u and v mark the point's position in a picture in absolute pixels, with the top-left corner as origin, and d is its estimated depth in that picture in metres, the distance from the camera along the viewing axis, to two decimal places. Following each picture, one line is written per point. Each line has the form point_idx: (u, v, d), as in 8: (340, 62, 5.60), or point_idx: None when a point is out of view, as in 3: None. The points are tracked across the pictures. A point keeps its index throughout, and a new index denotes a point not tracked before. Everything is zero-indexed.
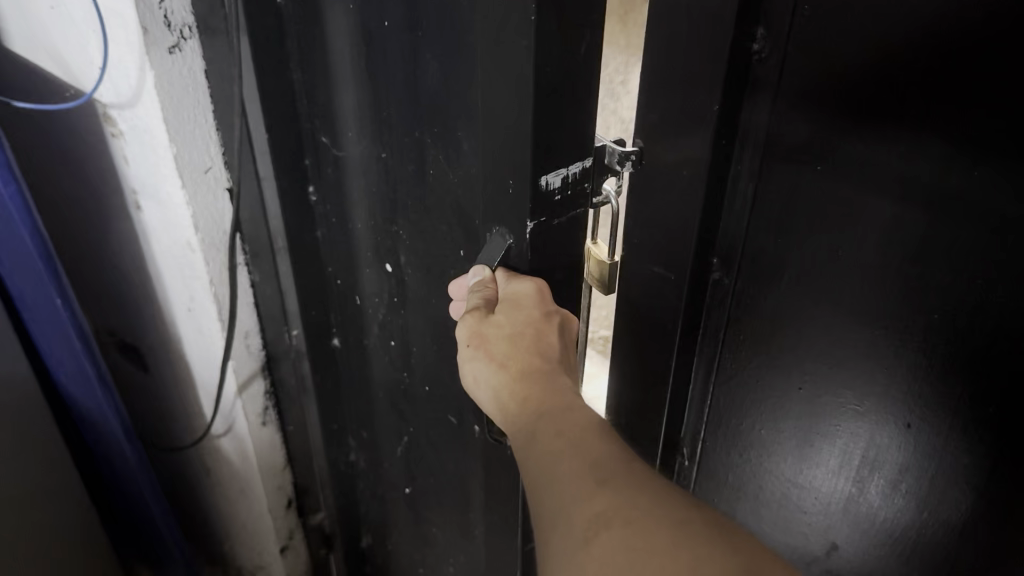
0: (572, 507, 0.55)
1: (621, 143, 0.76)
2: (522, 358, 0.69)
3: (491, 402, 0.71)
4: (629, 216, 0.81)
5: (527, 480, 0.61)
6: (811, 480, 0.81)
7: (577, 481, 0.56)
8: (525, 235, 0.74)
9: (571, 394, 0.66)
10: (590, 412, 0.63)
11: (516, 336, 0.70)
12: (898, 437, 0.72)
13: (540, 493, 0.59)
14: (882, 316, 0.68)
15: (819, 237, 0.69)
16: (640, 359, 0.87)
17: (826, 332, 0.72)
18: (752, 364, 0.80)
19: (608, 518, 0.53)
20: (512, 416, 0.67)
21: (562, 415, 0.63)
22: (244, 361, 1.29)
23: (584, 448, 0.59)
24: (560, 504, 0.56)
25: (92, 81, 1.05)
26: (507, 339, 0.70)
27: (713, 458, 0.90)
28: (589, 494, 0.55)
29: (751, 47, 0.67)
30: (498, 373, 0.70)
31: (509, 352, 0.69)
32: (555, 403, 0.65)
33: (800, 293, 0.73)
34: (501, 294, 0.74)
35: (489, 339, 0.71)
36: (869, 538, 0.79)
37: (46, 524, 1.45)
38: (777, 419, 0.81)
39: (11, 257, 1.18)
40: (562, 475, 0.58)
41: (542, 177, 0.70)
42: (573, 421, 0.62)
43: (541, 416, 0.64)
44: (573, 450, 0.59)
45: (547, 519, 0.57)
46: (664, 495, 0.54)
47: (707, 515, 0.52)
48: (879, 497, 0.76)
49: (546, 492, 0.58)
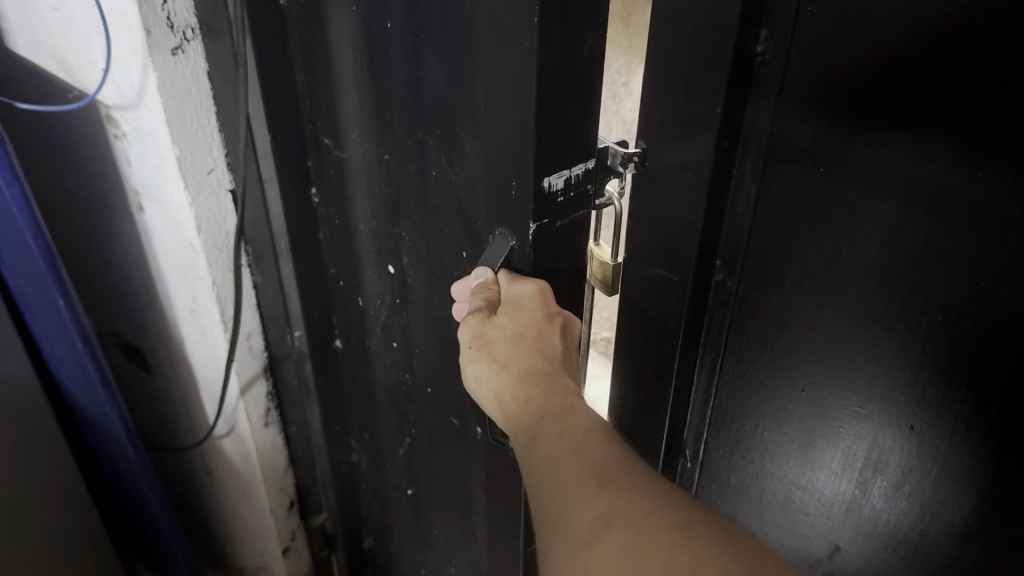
0: (573, 508, 0.55)
1: (624, 144, 0.76)
2: (523, 359, 0.69)
3: (493, 403, 0.71)
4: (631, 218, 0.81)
5: (528, 481, 0.61)
6: (814, 482, 0.81)
7: (578, 483, 0.56)
8: (529, 236, 0.74)
9: (573, 395, 0.66)
10: (592, 414, 0.63)
11: (518, 337, 0.70)
12: (902, 439, 0.72)
13: (541, 494, 0.59)
14: (886, 319, 0.68)
15: (822, 239, 0.69)
16: (643, 361, 0.87)
17: (830, 334, 0.72)
18: (755, 365, 0.80)
19: (609, 519, 0.53)
20: (514, 417, 0.67)
21: (563, 416, 0.63)
22: (247, 362, 1.27)
23: (586, 449, 0.59)
24: (561, 505, 0.56)
25: (95, 83, 1.05)
26: (509, 340, 0.70)
27: (715, 460, 0.90)
28: (590, 496, 0.55)
29: (755, 48, 0.67)
30: (499, 374, 0.70)
31: (511, 354, 0.70)
32: (557, 404, 0.65)
33: (803, 294, 0.72)
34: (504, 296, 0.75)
35: (491, 340, 0.71)
36: (872, 541, 0.79)
37: (50, 525, 1.45)
38: (780, 421, 0.81)
39: (14, 259, 1.18)
40: (563, 477, 0.58)
41: (546, 179, 0.70)
42: (574, 423, 0.62)
43: (543, 417, 0.64)
44: (573, 452, 0.59)
45: (548, 521, 0.57)
46: (665, 497, 0.54)
47: (708, 516, 0.52)
48: (882, 499, 0.76)
49: (547, 494, 0.58)
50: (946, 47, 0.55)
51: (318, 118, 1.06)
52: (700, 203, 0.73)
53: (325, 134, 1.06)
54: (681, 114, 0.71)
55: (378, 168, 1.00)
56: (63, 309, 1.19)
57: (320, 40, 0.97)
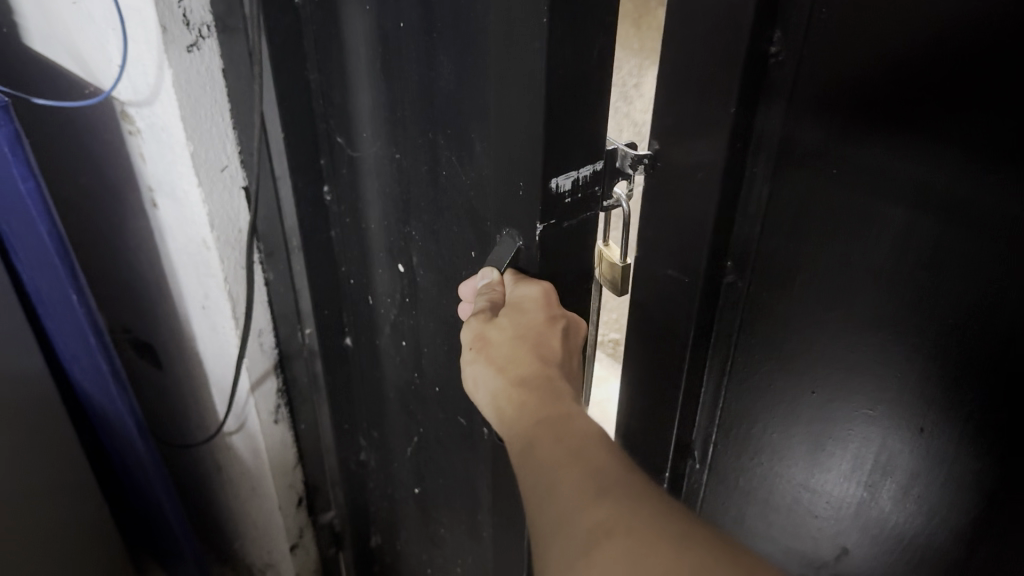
0: (571, 516, 0.55)
1: (634, 146, 0.76)
2: (523, 361, 0.69)
3: (488, 404, 0.70)
4: (643, 219, 0.82)
5: (523, 489, 0.61)
6: (823, 484, 0.81)
7: (576, 492, 0.56)
8: (536, 236, 0.74)
9: (572, 403, 0.65)
10: (589, 422, 0.63)
11: (518, 341, 0.70)
12: (910, 443, 0.72)
13: (535, 505, 0.59)
14: (896, 322, 0.68)
15: (834, 242, 0.69)
16: (653, 361, 0.87)
17: (841, 337, 0.72)
18: (764, 368, 0.80)
19: (609, 528, 0.53)
20: (508, 421, 0.66)
21: (561, 423, 0.63)
22: (257, 359, 1.28)
23: (585, 454, 0.59)
24: (557, 515, 0.56)
25: (111, 79, 1.06)
26: (509, 344, 0.70)
27: (723, 463, 0.90)
28: (588, 504, 0.55)
29: (768, 49, 0.67)
30: (497, 377, 0.69)
31: (511, 356, 0.69)
32: (557, 409, 0.64)
33: (813, 297, 0.73)
34: (508, 300, 0.75)
35: (492, 342, 0.71)
36: (879, 544, 0.79)
37: (59, 519, 1.46)
38: (789, 424, 0.81)
39: (29, 254, 1.19)
40: (562, 481, 0.58)
41: (553, 180, 0.71)
42: (573, 432, 0.62)
43: (542, 422, 0.63)
44: (572, 459, 0.59)
45: (543, 532, 0.57)
46: (662, 509, 0.54)
47: (705, 528, 0.52)
48: (890, 502, 0.76)
49: (543, 503, 0.58)
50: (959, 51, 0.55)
51: (329, 118, 1.07)
52: (712, 205, 0.73)
53: (337, 132, 1.07)
54: (694, 116, 0.72)
55: (389, 168, 1.00)
56: (78, 307, 1.20)
57: (332, 40, 0.98)
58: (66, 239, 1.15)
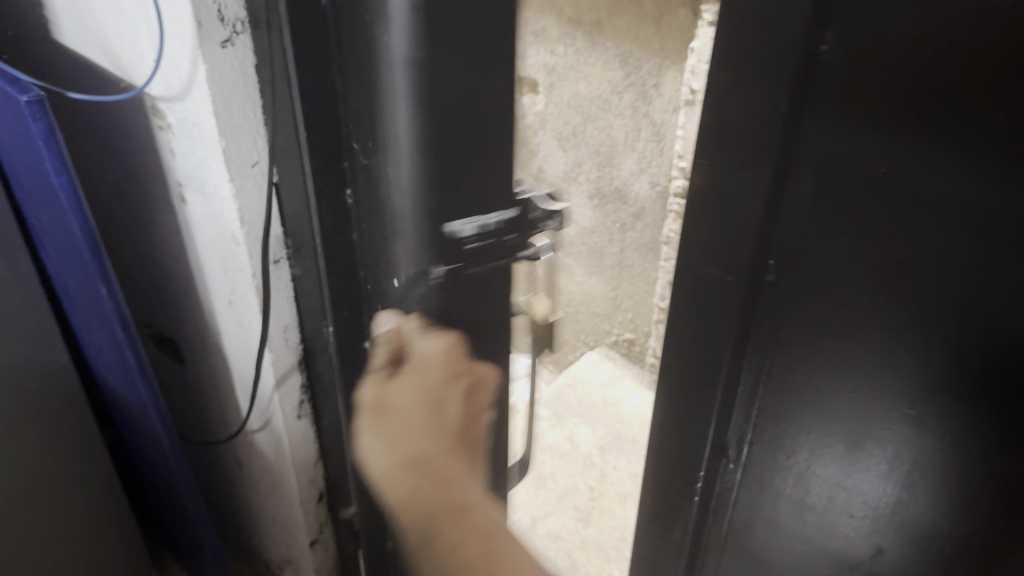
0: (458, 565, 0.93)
1: (549, 203, 0.91)
2: (417, 438, 0.96)
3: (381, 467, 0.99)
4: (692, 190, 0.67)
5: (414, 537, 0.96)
6: (862, 474, 0.66)
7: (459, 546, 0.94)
8: (434, 277, 0.91)
9: (455, 488, 0.95)
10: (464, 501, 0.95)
11: (414, 418, 0.96)
12: (1009, 425, 0.54)
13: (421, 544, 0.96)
14: (974, 286, 0.52)
15: (909, 221, 0.53)
16: (697, 348, 0.73)
17: (916, 298, 0.55)
18: (801, 332, 0.65)
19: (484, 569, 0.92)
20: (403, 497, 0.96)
21: (449, 511, 0.94)
22: (282, 355, 1.29)
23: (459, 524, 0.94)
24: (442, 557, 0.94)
25: (145, 75, 1.08)
26: (408, 419, 0.96)
27: (747, 447, 0.75)
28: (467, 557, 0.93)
29: (817, 46, 0.54)
30: (391, 449, 0.98)
31: (403, 426, 0.96)
32: (449, 500, 0.94)
33: (889, 257, 0.56)
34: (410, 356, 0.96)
35: (390, 419, 0.97)
36: (949, 549, 0.62)
37: (82, 512, 1.48)
38: (831, 401, 0.65)
39: (60, 249, 1.20)
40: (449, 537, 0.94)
41: (454, 225, 0.88)
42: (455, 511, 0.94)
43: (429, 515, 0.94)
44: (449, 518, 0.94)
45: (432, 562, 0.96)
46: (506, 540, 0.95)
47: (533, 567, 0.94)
48: (970, 503, 0.59)
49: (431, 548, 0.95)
50: (987, 45, 0.45)
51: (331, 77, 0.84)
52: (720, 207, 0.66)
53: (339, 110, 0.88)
54: (742, 102, 0.60)
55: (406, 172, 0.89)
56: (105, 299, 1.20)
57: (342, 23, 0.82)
58: (97, 234, 1.16)
